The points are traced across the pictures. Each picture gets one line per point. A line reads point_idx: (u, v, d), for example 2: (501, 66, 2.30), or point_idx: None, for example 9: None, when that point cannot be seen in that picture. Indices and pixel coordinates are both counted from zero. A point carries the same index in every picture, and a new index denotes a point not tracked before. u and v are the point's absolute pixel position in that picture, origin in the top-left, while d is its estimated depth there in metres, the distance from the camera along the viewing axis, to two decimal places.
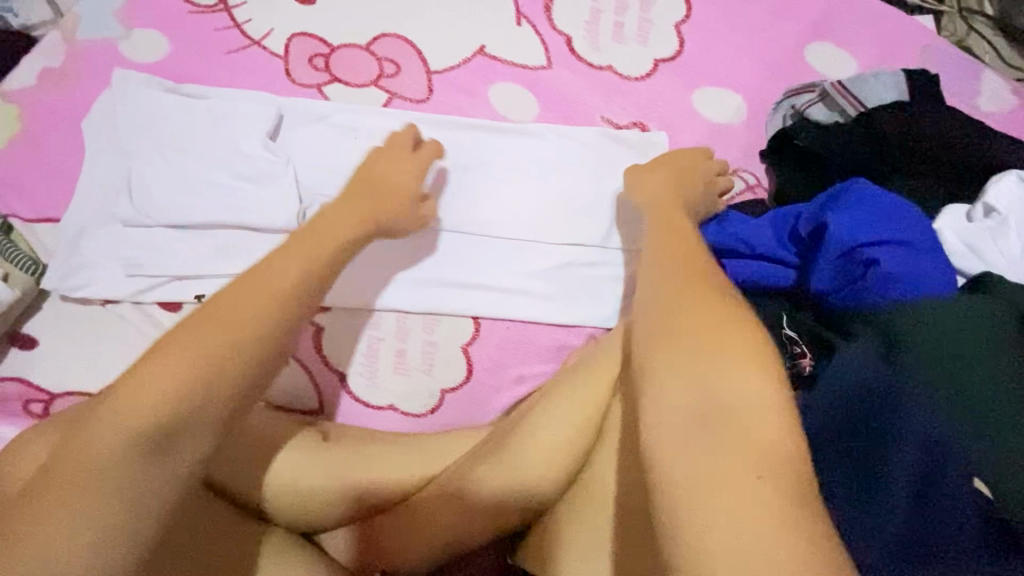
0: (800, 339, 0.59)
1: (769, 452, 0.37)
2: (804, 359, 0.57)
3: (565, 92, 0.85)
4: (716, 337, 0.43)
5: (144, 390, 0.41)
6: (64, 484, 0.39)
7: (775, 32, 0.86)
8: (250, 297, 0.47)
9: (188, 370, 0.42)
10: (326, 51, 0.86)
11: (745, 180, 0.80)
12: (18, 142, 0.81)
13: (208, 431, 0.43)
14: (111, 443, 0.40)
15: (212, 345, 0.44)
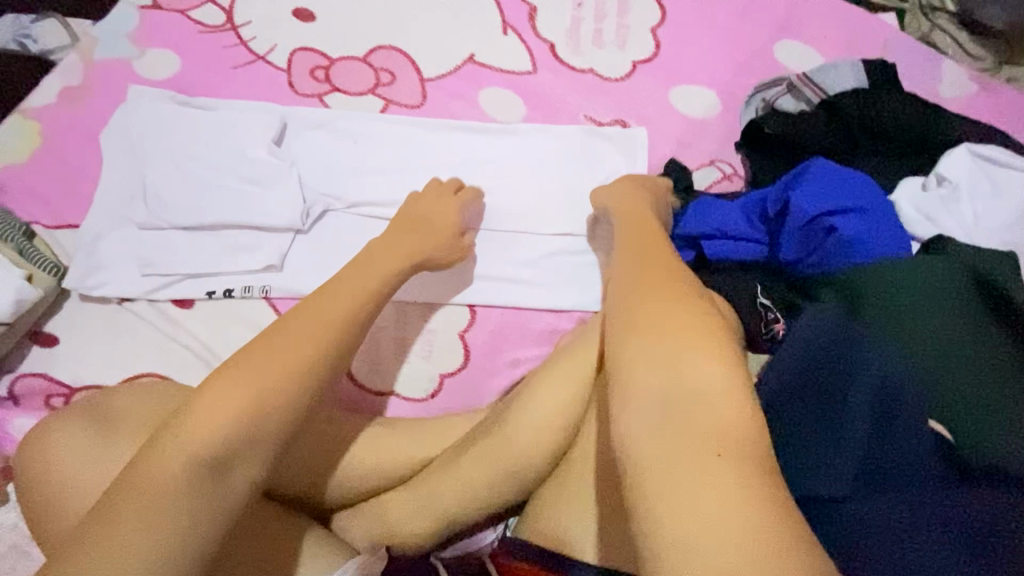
0: (773, 306, 0.64)
1: (728, 433, 0.40)
2: (777, 324, 0.62)
3: (550, 94, 0.90)
4: (668, 319, 0.46)
5: (205, 420, 0.48)
6: (131, 503, 0.44)
7: (745, 32, 0.92)
8: (308, 322, 0.57)
9: (241, 402, 0.50)
10: (326, 63, 0.92)
11: (722, 169, 0.85)
12: (40, 154, 0.87)
13: (262, 442, 0.50)
14: (171, 468, 0.46)
15: (266, 371, 0.52)
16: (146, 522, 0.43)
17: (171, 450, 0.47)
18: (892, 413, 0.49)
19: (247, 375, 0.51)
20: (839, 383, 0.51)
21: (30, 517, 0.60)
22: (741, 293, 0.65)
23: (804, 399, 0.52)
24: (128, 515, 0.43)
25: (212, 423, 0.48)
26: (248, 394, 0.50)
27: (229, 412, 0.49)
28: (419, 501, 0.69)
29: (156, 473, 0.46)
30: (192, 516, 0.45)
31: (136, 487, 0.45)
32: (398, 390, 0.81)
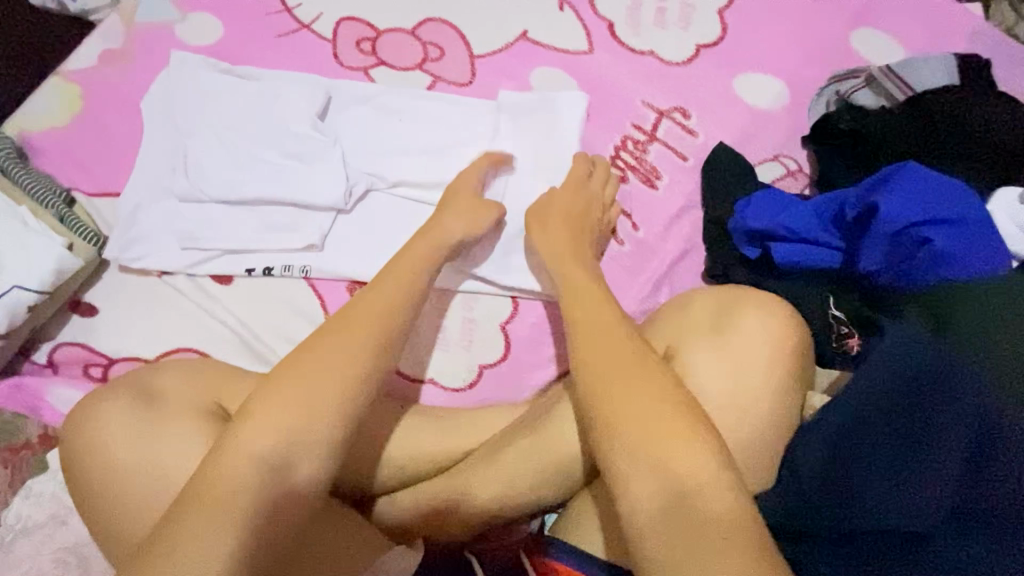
0: (845, 319, 0.63)
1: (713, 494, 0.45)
2: (851, 339, 0.63)
3: (607, 77, 0.85)
4: (650, 385, 0.50)
5: (266, 427, 0.50)
6: (210, 508, 0.46)
7: (820, 17, 0.85)
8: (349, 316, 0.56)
9: (294, 410, 0.51)
10: (373, 35, 0.88)
11: (787, 165, 0.80)
12: (80, 119, 0.85)
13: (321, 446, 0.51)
14: (235, 477, 0.48)
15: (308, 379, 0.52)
16: (217, 529, 0.46)
17: (234, 456, 0.49)
18: (976, 449, 0.46)
19: (298, 379, 0.52)
20: (918, 414, 0.49)
21: (73, 493, 0.61)
22: (811, 304, 0.65)
23: (881, 424, 0.50)
24: (200, 521, 0.46)
25: (272, 429, 0.50)
26: (298, 401, 0.51)
27: (284, 416, 0.50)
28: (457, 494, 0.68)
29: (225, 479, 0.48)
30: (258, 522, 0.47)
31: (206, 494, 0.47)
32: (437, 378, 0.79)
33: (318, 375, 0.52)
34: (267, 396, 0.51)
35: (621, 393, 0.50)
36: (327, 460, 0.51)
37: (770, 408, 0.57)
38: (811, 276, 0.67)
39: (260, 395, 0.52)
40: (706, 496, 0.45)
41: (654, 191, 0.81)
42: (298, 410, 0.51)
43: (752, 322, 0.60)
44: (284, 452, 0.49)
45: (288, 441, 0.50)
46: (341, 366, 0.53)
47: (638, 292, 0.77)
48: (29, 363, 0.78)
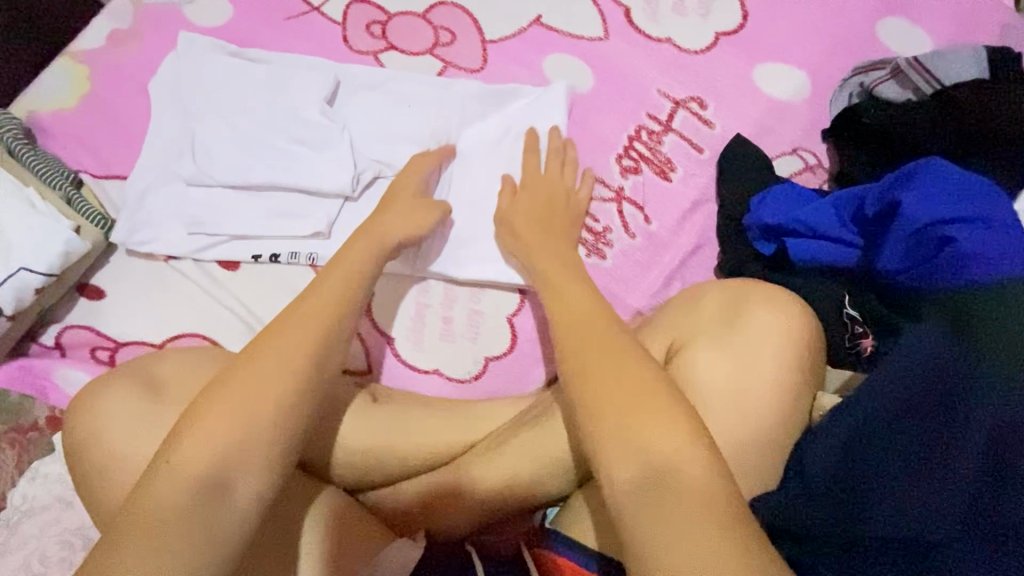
0: (861, 319, 0.62)
1: (712, 507, 0.44)
2: (866, 340, 0.61)
3: (621, 65, 0.83)
4: (648, 390, 0.49)
5: (200, 444, 0.51)
6: (145, 527, 0.47)
7: (845, 5, 0.82)
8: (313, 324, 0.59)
9: (228, 426, 0.52)
10: (384, 18, 0.86)
11: (805, 159, 0.78)
12: (87, 101, 0.84)
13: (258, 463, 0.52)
14: (167, 501, 0.48)
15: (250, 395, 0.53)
16: (151, 549, 0.46)
17: (167, 479, 0.49)
18: (993, 460, 0.45)
19: (223, 397, 0.53)
20: (933, 421, 0.48)
21: (77, 476, 0.62)
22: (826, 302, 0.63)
23: (895, 430, 0.48)
24: (142, 537, 0.46)
25: (202, 449, 0.51)
26: (234, 418, 0.52)
27: (216, 433, 0.51)
28: (458, 487, 0.69)
29: (158, 503, 0.48)
30: (196, 542, 0.48)
31: (139, 519, 0.47)
32: (441, 369, 0.78)
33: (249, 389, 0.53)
34: (196, 417, 0.52)
35: (609, 400, 0.50)
36: (278, 467, 0.52)
37: (781, 408, 0.56)
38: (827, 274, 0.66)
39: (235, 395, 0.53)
40: (704, 504, 0.44)
41: (667, 183, 0.79)
42: (228, 426, 0.52)
43: (764, 322, 0.58)
44: (221, 468, 0.50)
45: (220, 459, 0.51)
46: (276, 376, 0.54)
47: (648, 287, 0.76)
48: (36, 345, 0.78)
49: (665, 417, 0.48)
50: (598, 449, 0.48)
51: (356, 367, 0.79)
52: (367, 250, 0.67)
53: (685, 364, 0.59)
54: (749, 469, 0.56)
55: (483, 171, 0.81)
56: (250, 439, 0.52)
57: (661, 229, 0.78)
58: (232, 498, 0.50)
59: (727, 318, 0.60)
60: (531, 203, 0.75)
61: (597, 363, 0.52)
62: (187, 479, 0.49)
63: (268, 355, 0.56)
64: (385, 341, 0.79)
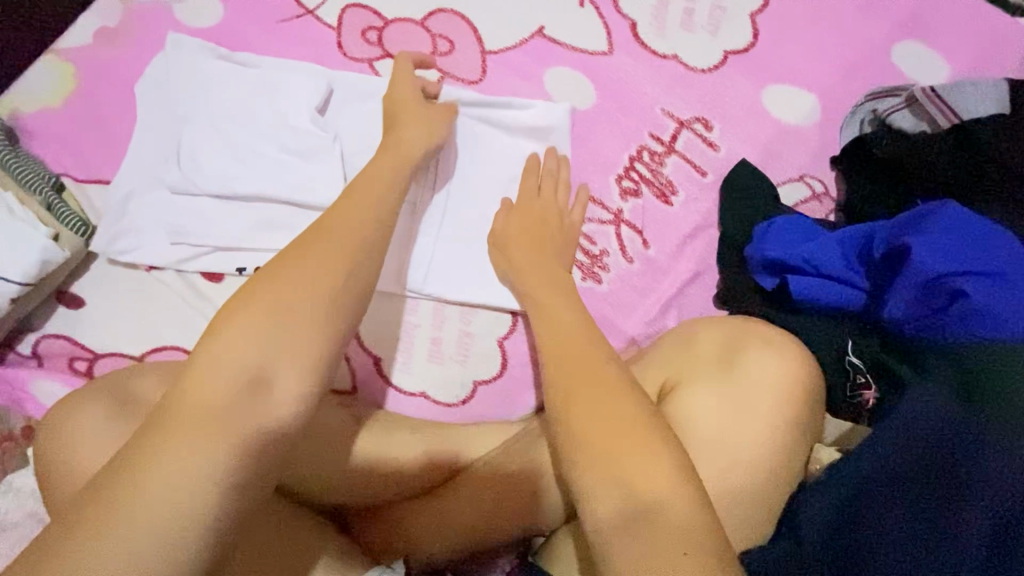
0: (862, 367, 0.60)
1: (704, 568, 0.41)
2: (867, 392, 0.59)
3: (625, 81, 0.80)
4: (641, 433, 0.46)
5: (229, 349, 0.47)
6: (180, 426, 0.43)
7: (861, 27, 0.79)
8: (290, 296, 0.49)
9: (254, 334, 0.47)
10: (380, 24, 0.83)
11: (812, 186, 0.76)
12: (72, 101, 0.81)
13: (295, 370, 0.47)
14: (213, 392, 0.45)
15: (282, 303, 0.49)
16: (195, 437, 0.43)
17: (208, 371, 0.46)
18: (1000, 537, 0.41)
19: (264, 298, 0.49)
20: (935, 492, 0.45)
21: (44, 493, 0.59)
22: (827, 349, 0.61)
23: (893, 496, 0.46)
24: (171, 438, 0.43)
25: (250, 339, 0.47)
26: (260, 327, 0.48)
27: (260, 322, 0.48)
28: (443, 514, 0.66)
29: (195, 399, 0.45)
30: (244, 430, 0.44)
31: (170, 423, 0.43)
32: (428, 392, 0.76)
33: (284, 293, 0.49)
34: (219, 325, 0.48)
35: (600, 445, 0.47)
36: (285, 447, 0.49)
37: (777, 458, 0.54)
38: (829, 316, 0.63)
39: (243, 317, 0.48)
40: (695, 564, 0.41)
41: (668, 208, 0.77)
42: (269, 319, 0.48)
43: (761, 365, 0.56)
44: (261, 364, 0.47)
45: (270, 350, 0.47)
46: (306, 288, 0.50)
47: (644, 315, 0.74)
48: (12, 354, 0.76)
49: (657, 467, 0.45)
50: (585, 497, 0.46)
51: (341, 387, 0.76)
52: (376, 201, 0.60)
53: (678, 405, 0.56)
54: (741, 521, 0.53)
55: (478, 186, 0.78)
56: (299, 331, 0.48)
57: (660, 256, 0.76)
58: (277, 392, 0.46)
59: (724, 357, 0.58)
60: (527, 223, 0.73)
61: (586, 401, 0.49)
62: (235, 369, 0.46)
63: (278, 298, 0.49)
64: (371, 360, 0.77)
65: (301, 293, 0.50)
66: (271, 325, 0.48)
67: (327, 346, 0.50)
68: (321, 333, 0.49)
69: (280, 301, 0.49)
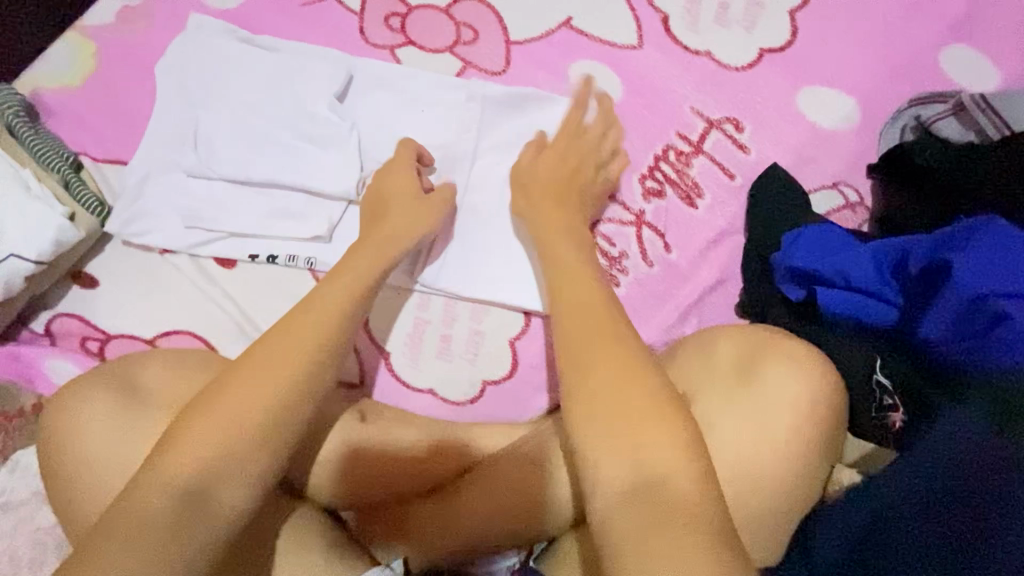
0: (892, 389, 0.56)
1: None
2: (896, 414, 0.55)
3: (654, 78, 0.77)
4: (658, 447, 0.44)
5: (187, 452, 0.49)
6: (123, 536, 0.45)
7: (908, 27, 0.74)
8: (263, 388, 0.51)
9: (215, 442, 0.49)
10: (403, 10, 0.80)
11: (846, 195, 0.73)
12: (93, 80, 0.81)
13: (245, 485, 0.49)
14: (152, 505, 0.46)
15: (244, 411, 0.50)
16: (130, 551, 0.45)
17: (151, 488, 0.47)
18: None
19: (216, 412, 0.50)
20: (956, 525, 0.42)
21: (48, 476, 0.60)
22: (853, 367, 0.57)
23: (919, 529, 0.43)
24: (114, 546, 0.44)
25: (194, 457, 0.48)
26: (220, 437, 0.49)
27: (208, 436, 0.49)
28: (448, 517, 0.65)
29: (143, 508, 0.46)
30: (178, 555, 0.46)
31: (116, 530, 0.45)
32: (435, 390, 0.75)
33: (238, 402, 0.51)
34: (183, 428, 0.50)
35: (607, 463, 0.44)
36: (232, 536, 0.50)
37: (793, 479, 0.52)
38: (858, 332, 0.60)
39: (203, 422, 0.50)
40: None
41: (692, 211, 0.74)
42: (220, 431, 0.49)
43: (786, 383, 0.53)
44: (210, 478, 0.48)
45: (213, 466, 0.49)
46: (266, 389, 0.52)
47: (661, 321, 0.72)
48: (25, 332, 0.76)
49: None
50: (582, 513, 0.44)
51: (347, 381, 0.75)
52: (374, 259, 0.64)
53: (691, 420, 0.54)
54: (750, 543, 0.51)
55: (495, 182, 0.76)
56: (247, 447, 0.50)
57: (679, 260, 0.73)
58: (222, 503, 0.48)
59: (743, 373, 0.55)
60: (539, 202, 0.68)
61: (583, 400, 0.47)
62: (173, 483, 0.48)
63: (247, 396, 0.51)
64: (380, 354, 0.76)
65: (281, 380, 0.52)
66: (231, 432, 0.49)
67: (279, 458, 0.51)
68: (271, 450, 0.51)
69: (253, 399, 0.51)
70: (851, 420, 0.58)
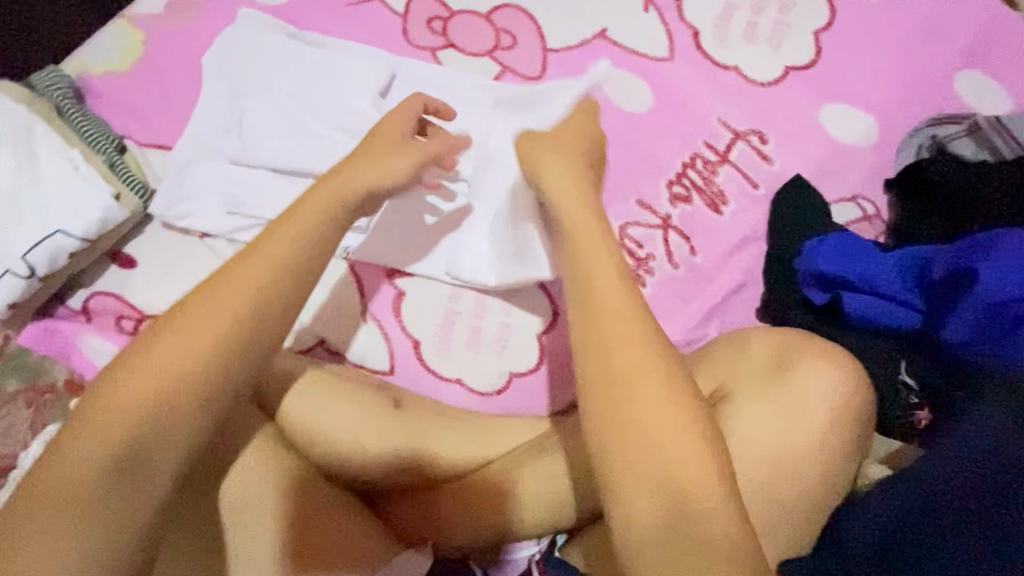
0: (916, 388, 0.60)
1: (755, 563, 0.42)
2: (921, 413, 0.59)
3: (683, 89, 0.81)
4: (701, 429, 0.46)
5: (106, 415, 0.47)
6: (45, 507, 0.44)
7: (926, 51, 0.79)
8: (182, 341, 0.48)
9: (136, 401, 0.47)
10: (445, 14, 0.84)
11: (864, 208, 0.76)
12: (139, 67, 0.83)
13: (165, 444, 0.47)
14: (73, 475, 0.45)
15: (164, 366, 0.48)
16: (54, 541, 0.43)
17: (72, 454, 0.46)
18: None
19: (129, 395, 0.47)
20: (990, 516, 0.44)
21: None
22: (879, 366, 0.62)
23: (951, 520, 0.45)
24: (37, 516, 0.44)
25: (104, 445, 0.46)
26: (139, 395, 0.47)
27: (120, 418, 0.46)
28: (476, 507, 0.67)
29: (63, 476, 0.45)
30: (104, 523, 0.45)
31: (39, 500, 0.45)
32: (463, 380, 0.77)
33: (151, 377, 0.47)
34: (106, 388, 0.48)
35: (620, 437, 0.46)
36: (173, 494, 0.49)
37: (818, 471, 0.54)
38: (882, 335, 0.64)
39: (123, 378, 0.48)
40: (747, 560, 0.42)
41: (716, 216, 0.77)
42: (130, 412, 0.47)
43: (814, 378, 0.56)
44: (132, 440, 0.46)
45: (135, 432, 0.46)
46: (190, 343, 0.48)
47: (685, 321, 0.75)
48: (63, 308, 0.78)
49: (697, 465, 0.44)
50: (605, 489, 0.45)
51: (378, 368, 0.78)
52: (328, 197, 0.56)
53: (721, 414, 0.57)
54: (777, 530, 0.54)
55: None
56: (164, 428, 0.47)
57: (704, 263, 0.76)
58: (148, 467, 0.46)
59: (775, 369, 0.57)
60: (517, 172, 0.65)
61: (642, 391, 0.46)
62: (76, 479, 0.45)
63: (171, 348, 0.48)
64: (410, 343, 0.78)
65: (207, 333, 0.49)
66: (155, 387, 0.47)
67: (204, 411, 0.48)
68: (195, 402, 0.48)
69: (174, 352, 0.48)
70: (880, 423, 0.62)
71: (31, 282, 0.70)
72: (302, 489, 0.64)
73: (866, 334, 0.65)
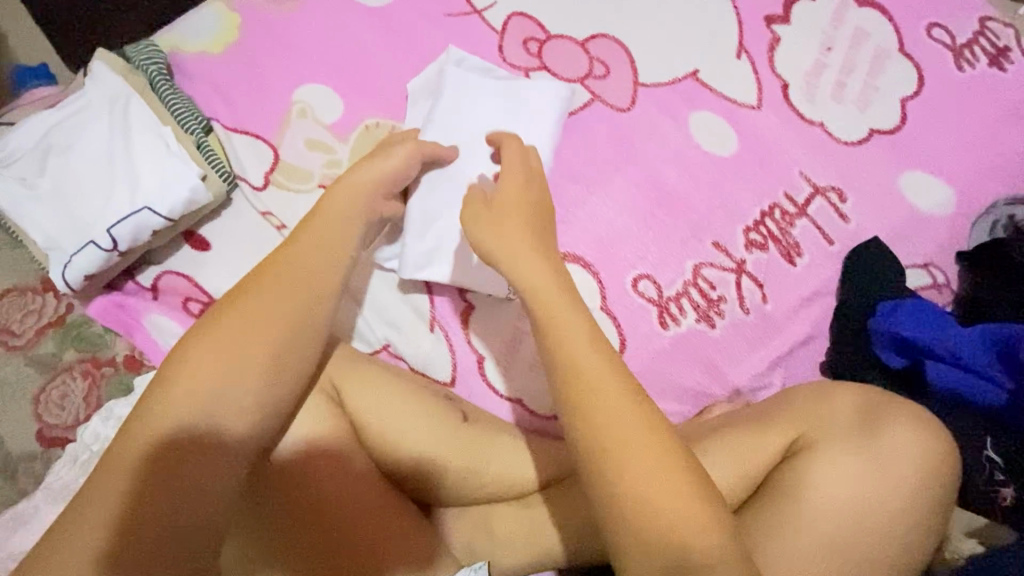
0: (999, 463, 0.66)
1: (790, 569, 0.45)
2: (1005, 492, 0.66)
3: (768, 138, 0.81)
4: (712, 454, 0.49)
5: (179, 384, 0.51)
6: (115, 469, 0.48)
7: (1007, 133, 0.81)
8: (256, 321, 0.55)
9: (213, 373, 0.52)
10: (542, 37, 0.85)
11: (934, 276, 0.79)
12: (233, 51, 0.83)
13: (241, 413, 0.52)
14: (147, 440, 0.49)
15: (234, 344, 0.53)
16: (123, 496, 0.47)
17: (144, 423, 0.50)
18: None
19: (188, 382, 0.51)
20: None
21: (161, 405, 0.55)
22: (971, 443, 0.67)
23: None
24: (110, 475, 0.48)
25: (171, 413, 0.50)
26: (218, 368, 0.52)
27: (182, 408, 0.50)
28: (529, 525, 0.69)
29: (134, 440, 0.49)
30: (171, 482, 0.48)
31: (113, 460, 0.48)
32: (522, 400, 0.78)
33: (211, 370, 0.51)
34: (183, 358, 0.52)
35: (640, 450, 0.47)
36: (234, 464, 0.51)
37: (893, 537, 0.56)
38: (965, 408, 0.69)
39: (195, 351, 0.52)
40: None
41: (791, 267, 0.78)
42: (189, 399, 0.50)
43: (904, 442, 0.58)
44: (211, 410, 0.51)
45: (208, 399, 0.51)
46: (260, 326, 0.55)
47: (750, 367, 0.76)
48: (131, 283, 0.78)
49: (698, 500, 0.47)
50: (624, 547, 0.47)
51: (440, 378, 0.78)
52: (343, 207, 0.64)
53: (807, 464, 0.59)
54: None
55: (609, 211, 0.79)
56: (229, 395, 0.51)
57: (774, 313, 0.77)
58: (223, 432, 0.51)
59: (866, 430, 0.59)
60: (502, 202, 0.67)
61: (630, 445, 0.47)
62: (143, 452, 0.48)
63: (242, 330, 0.54)
64: (474, 358, 0.78)
65: (277, 317, 0.55)
66: (229, 363, 0.52)
67: (274, 384, 0.54)
68: (267, 375, 0.53)
69: (250, 328, 0.54)
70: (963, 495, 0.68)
71: (110, 256, 0.71)
72: (365, 480, 0.65)
73: (948, 403, 0.70)
